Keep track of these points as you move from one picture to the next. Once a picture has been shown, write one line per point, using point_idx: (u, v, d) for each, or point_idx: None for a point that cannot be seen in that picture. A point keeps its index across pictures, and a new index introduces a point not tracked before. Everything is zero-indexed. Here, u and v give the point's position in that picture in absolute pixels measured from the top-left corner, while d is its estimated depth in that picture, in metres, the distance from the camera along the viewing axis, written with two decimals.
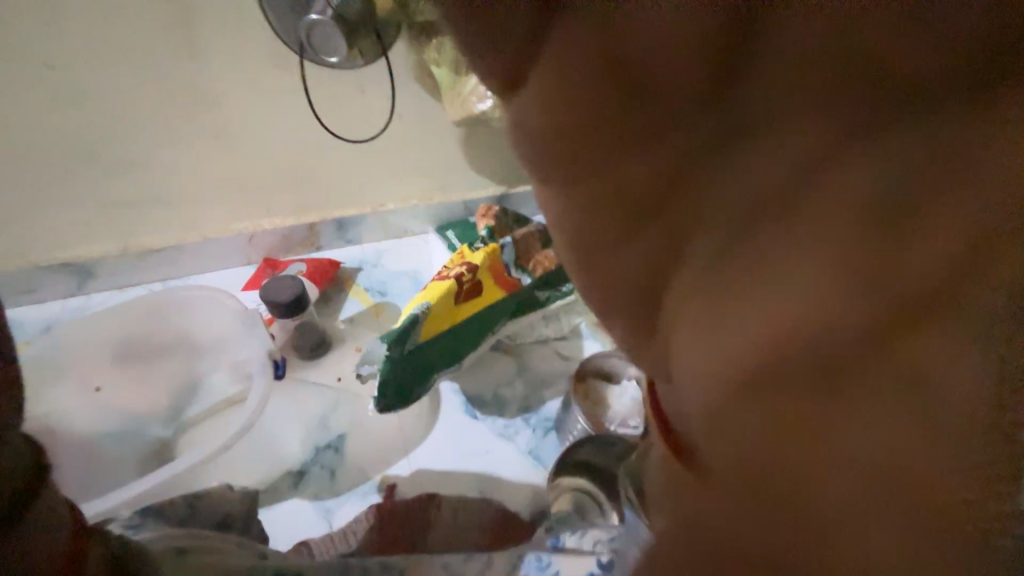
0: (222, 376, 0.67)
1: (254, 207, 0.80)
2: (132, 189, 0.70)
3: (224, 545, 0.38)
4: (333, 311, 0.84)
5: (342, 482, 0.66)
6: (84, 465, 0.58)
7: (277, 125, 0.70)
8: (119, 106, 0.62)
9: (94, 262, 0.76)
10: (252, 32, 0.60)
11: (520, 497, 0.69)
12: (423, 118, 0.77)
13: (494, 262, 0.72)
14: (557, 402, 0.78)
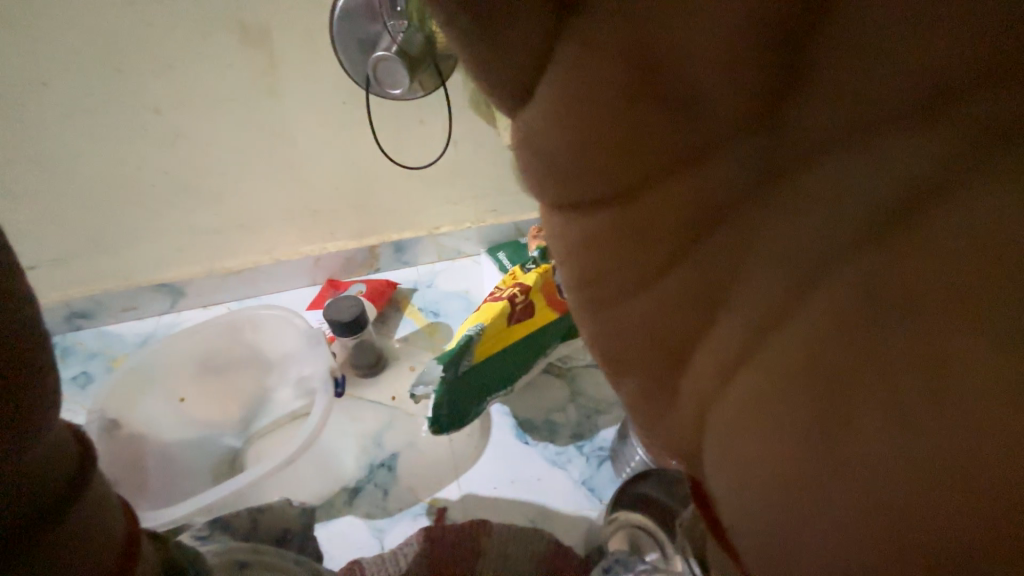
0: (286, 391, 0.71)
1: (320, 231, 0.85)
2: (218, 217, 0.78)
3: (283, 563, 0.38)
4: (389, 330, 0.86)
5: (394, 501, 0.66)
6: (165, 471, 0.62)
7: (345, 156, 0.75)
8: (212, 145, 0.69)
9: (184, 283, 0.84)
10: (325, 72, 0.65)
11: (572, 529, 0.66)
12: (477, 144, 0.80)
13: (549, 283, 0.70)
14: (612, 430, 0.74)
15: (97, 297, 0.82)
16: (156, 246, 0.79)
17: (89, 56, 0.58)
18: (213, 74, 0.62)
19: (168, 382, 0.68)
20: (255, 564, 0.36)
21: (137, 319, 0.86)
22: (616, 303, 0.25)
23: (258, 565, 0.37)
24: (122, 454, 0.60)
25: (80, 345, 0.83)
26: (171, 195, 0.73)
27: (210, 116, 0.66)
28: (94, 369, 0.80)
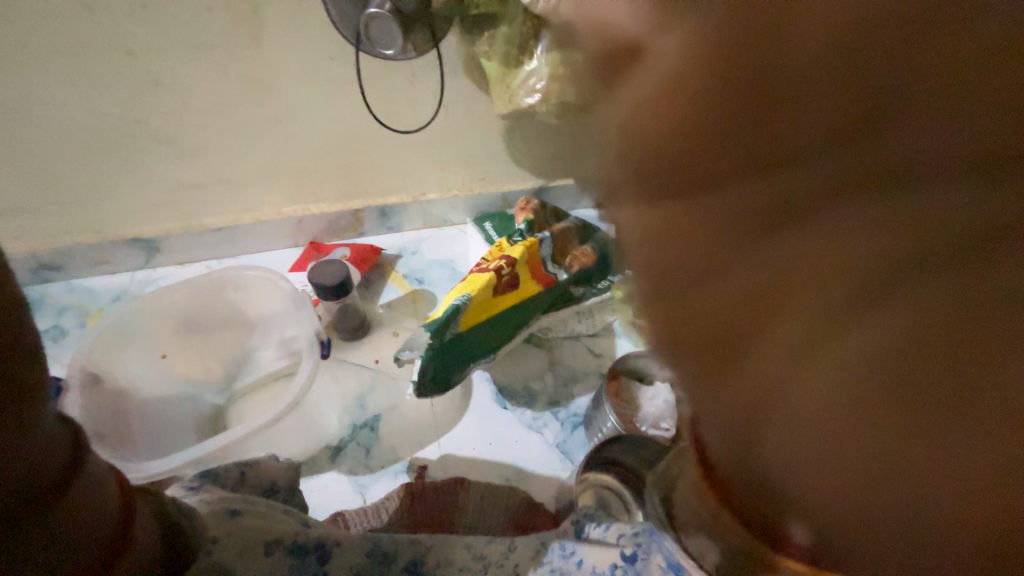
0: (269, 350, 0.72)
1: (303, 192, 0.83)
2: (196, 172, 0.75)
3: (270, 512, 0.40)
4: (373, 295, 0.87)
5: (376, 459, 0.69)
6: (151, 424, 0.63)
7: (332, 114, 0.73)
8: (189, 94, 0.65)
9: (160, 238, 0.82)
10: (312, 23, 0.62)
11: (545, 488, 0.70)
12: (468, 111, 0.78)
13: (532, 256, 0.73)
14: (587, 399, 0.78)
15: (66, 250, 0.79)
16: (129, 199, 0.76)
17: None
18: (191, 16, 0.58)
19: (150, 338, 0.67)
20: (246, 512, 0.38)
21: (110, 274, 0.84)
22: (675, 281, 0.17)
23: (249, 512, 0.38)
24: (106, 408, 0.59)
25: (51, 298, 0.81)
26: (146, 145, 0.70)
27: (188, 63, 0.62)
28: (67, 323, 0.79)
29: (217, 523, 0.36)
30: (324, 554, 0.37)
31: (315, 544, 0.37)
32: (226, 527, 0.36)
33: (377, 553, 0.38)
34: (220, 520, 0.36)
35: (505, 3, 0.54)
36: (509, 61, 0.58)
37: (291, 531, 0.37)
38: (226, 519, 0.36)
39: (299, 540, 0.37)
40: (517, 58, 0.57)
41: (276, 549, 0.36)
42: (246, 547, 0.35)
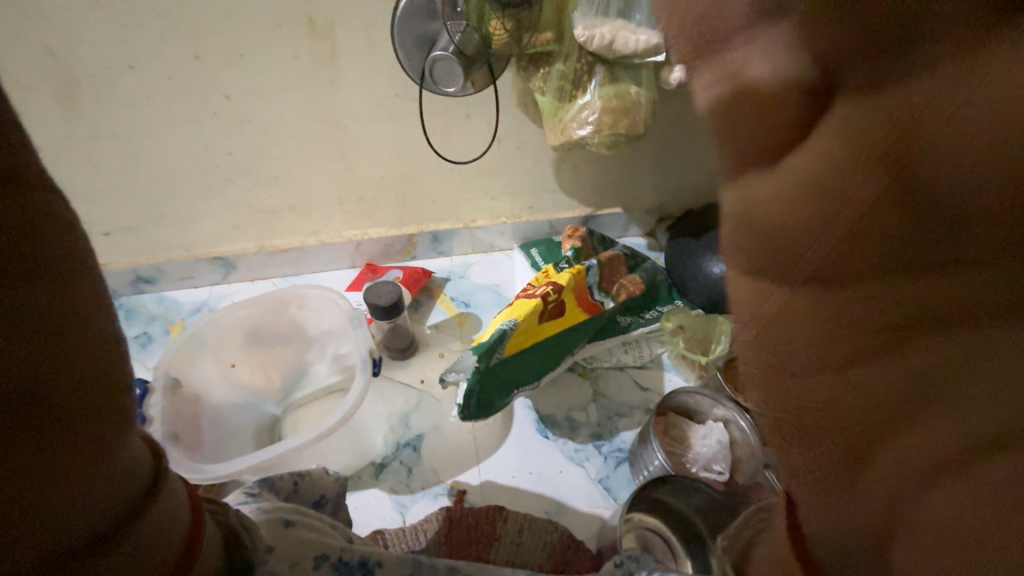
0: (324, 365, 0.77)
1: (363, 217, 0.89)
2: (272, 198, 0.83)
3: (321, 526, 0.41)
4: (421, 317, 0.90)
5: (417, 480, 0.70)
6: (217, 429, 0.67)
7: (394, 146, 0.79)
8: (272, 129, 0.73)
9: (237, 257, 0.90)
10: (383, 65, 0.68)
11: (588, 527, 0.67)
12: (520, 142, 0.81)
13: (579, 283, 0.73)
14: (632, 433, 0.76)
15: (158, 266, 0.88)
16: (214, 222, 0.84)
17: (171, 42, 0.61)
18: (280, 63, 0.66)
19: (221, 349, 0.72)
20: (300, 524, 0.38)
21: (193, 288, 0.93)
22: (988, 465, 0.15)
23: (302, 524, 0.39)
24: (181, 412, 0.63)
25: (143, 308, 0.91)
26: (233, 175, 0.78)
27: (275, 103, 0.70)
28: (154, 331, 0.88)
29: (272, 533, 0.37)
30: (366, 574, 0.37)
31: (360, 562, 0.38)
32: (281, 538, 0.36)
33: None
34: (277, 531, 0.37)
35: (561, 41, 0.57)
36: (562, 95, 0.60)
37: (338, 546, 0.38)
38: (281, 530, 0.37)
39: (345, 557, 0.38)
40: (570, 92, 0.60)
41: (324, 563, 0.37)
42: (297, 558, 0.36)
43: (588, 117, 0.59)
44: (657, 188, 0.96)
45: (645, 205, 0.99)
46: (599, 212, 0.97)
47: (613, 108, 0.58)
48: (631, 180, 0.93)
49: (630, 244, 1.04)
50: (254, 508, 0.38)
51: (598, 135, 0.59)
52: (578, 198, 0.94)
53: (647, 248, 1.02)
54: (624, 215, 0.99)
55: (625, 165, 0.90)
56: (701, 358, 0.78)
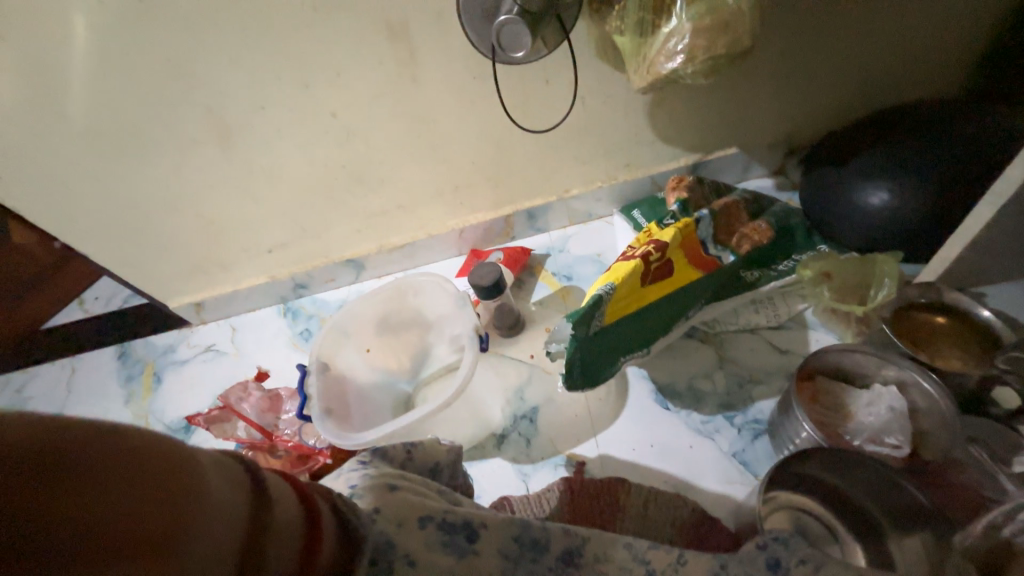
0: (443, 347, 0.84)
1: (462, 206, 0.94)
2: (383, 200, 0.92)
3: (423, 490, 0.44)
4: (526, 294, 0.91)
5: (536, 450, 0.71)
6: (364, 405, 0.78)
7: (478, 129, 0.80)
8: (373, 137, 0.80)
9: (364, 258, 1.03)
10: (458, 49, 0.69)
11: (722, 503, 0.61)
12: (606, 96, 0.76)
13: (688, 238, 0.65)
14: (770, 403, 0.67)
15: (308, 273, 1.05)
16: (343, 229, 0.97)
17: (287, 78, 0.71)
18: (371, 73, 0.71)
19: (360, 336, 0.82)
20: (403, 488, 0.42)
21: (335, 288, 1.10)
22: None
23: (405, 488, 0.43)
24: (333, 390, 0.75)
25: (303, 309, 1.10)
26: (350, 184, 0.88)
27: (372, 112, 0.76)
28: (313, 328, 1.06)
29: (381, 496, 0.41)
30: (472, 533, 0.41)
31: (464, 523, 0.41)
32: (387, 500, 0.40)
33: (525, 538, 0.41)
34: (382, 494, 0.41)
35: None
36: (644, 29, 0.54)
37: (441, 509, 0.41)
38: (389, 494, 0.41)
39: (448, 518, 0.41)
40: (653, 24, 0.53)
41: (429, 523, 0.40)
42: (404, 518, 0.40)
43: (676, 45, 0.51)
44: (780, 117, 0.82)
45: (767, 138, 0.86)
46: (710, 157, 0.87)
47: (707, 27, 0.49)
48: (744, 111, 0.81)
49: (754, 186, 0.92)
50: (361, 474, 0.44)
51: (692, 63, 0.51)
52: (681, 145, 0.85)
53: (776, 189, 0.90)
54: (743, 155, 0.87)
55: (734, 95, 0.78)
56: (860, 308, 0.66)
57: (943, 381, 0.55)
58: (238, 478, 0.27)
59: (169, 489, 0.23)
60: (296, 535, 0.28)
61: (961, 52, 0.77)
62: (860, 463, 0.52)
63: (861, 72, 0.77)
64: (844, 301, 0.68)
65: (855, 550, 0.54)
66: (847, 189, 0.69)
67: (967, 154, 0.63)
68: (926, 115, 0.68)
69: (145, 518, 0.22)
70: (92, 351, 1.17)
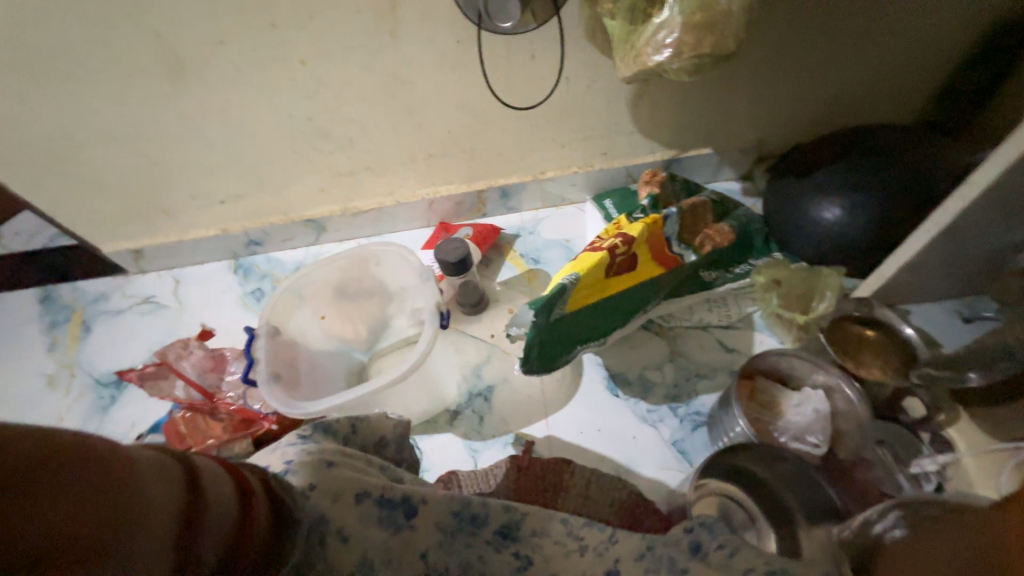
0: (402, 319, 0.83)
1: (434, 175, 0.91)
2: (350, 160, 0.87)
3: (362, 466, 0.44)
4: (492, 273, 0.91)
5: (488, 428, 0.73)
6: (314, 372, 0.76)
7: (457, 98, 0.77)
8: (344, 91, 0.75)
9: (326, 219, 0.98)
10: (442, 8, 0.65)
11: (658, 487, 0.65)
12: (591, 80, 0.75)
13: (655, 235, 0.66)
14: (712, 398, 0.71)
15: (263, 230, 0.99)
16: (305, 186, 0.92)
17: (249, 14, 0.64)
18: (345, 21, 0.66)
19: (315, 302, 0.79)
20: (340, 464, 0.42)
21: (293, 248, 1.05)
22: None
23: (342, 465, 0.42)
24: (282, 355, 0.72)
25: (255, 267, 1.04)
26: (315, 140, 0.83)
27: (343, 63, 0.71)
28: (266, 287, 1.01)
29: (316, 471, 0.40)
30: (410, 508, 0.41)
31: (402, 499, 0.41)
32: (324, 475, 0.40)
33: (465, 513, 0.42)
34: (318, 469, 0.40)
35: None
36: (635, 16, 0.53)
37: (379, 485, 0.41)
38: (324, 470, 0.40)
39: (386, 494, 0.41)
40: (644, 11, 0.52)
41: (365, 498, 0.40)
42: (339, 494, 0.40)
43: (665, 38, 0.51)
44: (755, 124, 0.85)
45: (740, 143, 0.88)
46: (684, 154, 0.88)
47: (697, 24, 0.49)
48: (722, 113, 0.82)
49: (722, 188, 0.95)
50: (298, 450, 0.43)
51: (678, 58, 0.51)
52: (658, 140, 0.86)
53: (741, 193, 0.94)
54: (715, 156, 0.89)
55: (715, 95, 0.78)
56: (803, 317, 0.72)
57: (862, 387, 0.61)
58: (169, 471, 0.25)
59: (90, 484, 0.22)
60: (235, 516, 0.28)
61: (926, 82, 0.81)
62: (782, 457, 0.57)
63: (835, 88, 0.80)
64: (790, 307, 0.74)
65: (771, 537, 0.58)
66: (805, 202, 0.72)
67: (915, 180, 0.67)
68: (886, 139, 0.71)
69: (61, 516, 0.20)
70: (9, 292, 1.06)
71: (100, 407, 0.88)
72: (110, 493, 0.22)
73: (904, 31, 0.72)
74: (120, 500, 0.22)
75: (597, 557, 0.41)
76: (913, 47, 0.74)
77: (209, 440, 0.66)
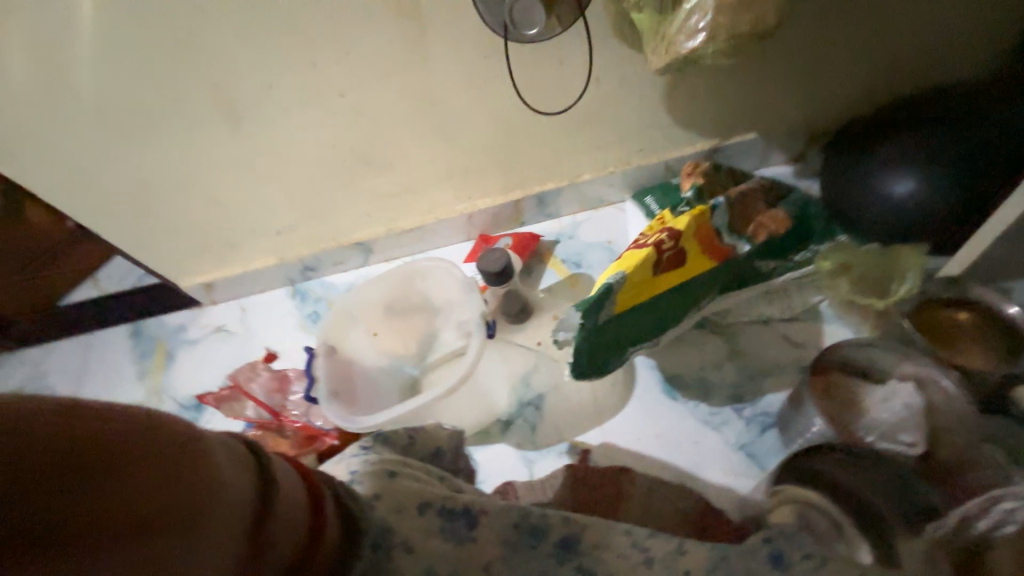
0: (449, 332, 0.84)
1: (471, 189, 0.93)
2: (391, 182, 0.91)
3: (422, 477, 0.45)
4: (534, 281, 0.91)
5: (541, 438, 0.72)
6: (369, 388, 0.78)
7: (489, 111, 0.78)
8: (381, 118, 0.79)
9: (372, 241, 1.03)
10: (469, 26, 0.67)
11: (726, 494, 0.61)
12: (622, 77, 0.73)
13: (703, 227, 0.63)
14: (780, 397, 0.66)
15: (316, 256, 1.05)
16: (351, 211, 0.96)
17: (293, 57, 0.69)
18: (380, 52, 0.69)
19: (367, 319, 0.83)
20: (402, 475, 0.43)
21: (344, 271, 1.10)
22: None
23: (404, 475, 0.43)
24: (339, 373, 0.75)
25: (311, 291, 1.10)
26: (358, 167, 0.87)
27: (380, 92, 0.75)
28: (321, 310, 1.07)
29: (379, 481, 0.42)
30: (472, 519, 0.41)
31: (463, 509, 0.41)
32: (386, 486, 0.41)
33: (525, 524, 0.41)
34: (381, 480, 0.42)
35: None
36: (664, 6, 0.51)
37: (440, 496, 0.42)
38: (386, 480, 0.42)
39: (448, 505, 0.41)
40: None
41: (427, 509, 0.41)
42: (401, 504, 0.41)
43: (699, 24, 0.49)
44: (804, 102, 0.80)
45: (788, 124, 0.83)
46: (727, 142, 0.84)
47: (732, 3, 0.47)
48: (765, 94, 0.77)
49: (772, 174, 0.89)
50: (362, 461, 0.45)
51: (714, 42, 0.49)
52: (698, 130, 0.83)
53: (794, 176, 0.88)
54: (762, 140, 0.84)
55: (757, 76, 0.74)
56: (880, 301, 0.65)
57: (962, 377, 0.55)
58: (243, 460, 0.25)
59: (157, 461, 0.21)
60: (302, 517, 0.27)
61: (1004, 34, 0.73)
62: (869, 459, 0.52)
63: (892, 54, 0.74)
64: (864, 292, 0.67)
65: None
66: (873, 176, 0.65)
67: (1001, 139, 0.60)
68: (959, 101, 0.64)
69: (129, 488, 0.19)
70: (106, 329, 1.19)
71: None
72: (189, 480, 0.21)
73: None
74: (197, 492, 0.21)
75: (667, 568, 0.39)
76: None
77: (279, 457, 0.70)
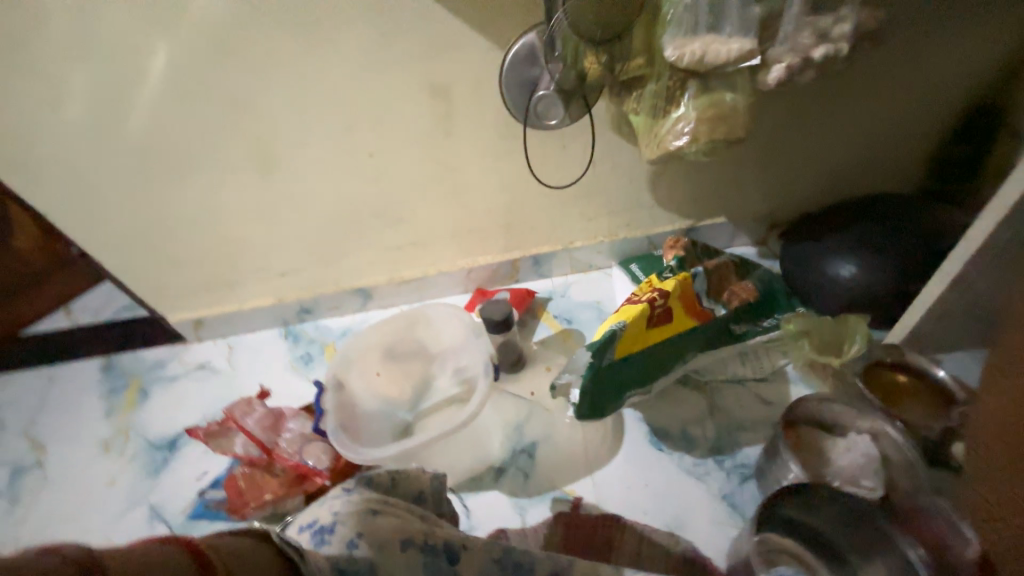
0: (444, 379, 0.86)
1: (474, 247, 1.01)
2: (401, 235, 0.98)
3: (405, 514, 0.47)
4: (528, 334, 0.97)
5: (534, 485, 0.73)
6: (367, 429, 0.77)
7: (499, 180, 0.89)
8: (403, 178, 0.88)
9: (373, 288, 1.07)
10: (492, 111, 0.79)
11: (716, 542, 0.64)
12: (615, 163, 0.87)
13: (688, 290, 0.71)
14: (756, 449, 0.71)
15: (316, 298, 1.08)
16: (358, 259, 1.02)
17: (335, 120, 0.79)
18: (411, 124, 0.80)
19: (368, 361, 0.84)
20: (384, 512, 0.45)
21: (340, 315, 1.13)
22: None
23: (386, 512, 0.46)
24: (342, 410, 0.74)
25: (304, 333, 1.12)
26: (373, 219, 0.94)
27: (406, 156, 0.84)
28: (313, 352, 1.08)
29: (361, 519, 0.44)
30: (453, 554, 0.43)
31: (444, 546, 0.43)
32: (369, 524, 0.44)
33: (507, 561, 0.44)
34: (363, 519, 0.44)
35: (652, 63, 0.60)
36: (656, 113, 0.63)
37: (422, 532, 0.44)
38: (369, 517, 0.44)
39: (429, 541, 0.43)
40: (664, 109, 0.62)
41: (410, 546, 0.43)
42: (384, 541, 0.42)
43: (684, 128, 0.61)
44: (764, 196, 0.95)
45: (751, 212, 0.98)
46: (700, 223, 0.98)
47: (710, 117, 0.60)
48: (732, 187, 0.92)
49: (739, 253, 1.03)
50: (343, 501, 0.47)
51: (695, 144, 0.61)
52: (676, 211, 0.96)
53: (758, 256, 1.01)
54: (730, 224, 0.98)
55: (725, 173, 0.89)
56: (836, 360, 0.73)
57: (904, 426, 0.63)
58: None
59: None
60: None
61: (915, 160, 0.93)
62: (831, 499, 0.58)
63: (831, 165, 0.91)
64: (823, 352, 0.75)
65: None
66: (828, 257, 0.78)
67: (922, 236, 0.74)
68: (885, 206, 0.80)
69: None
70: (75, 361, 1.13)
71: (151, 470, 0.91)
72: None
73: (879, 116, 0.84)
74: None
75: None
76: (892, 129, 0.87)
77: (266, 496, 0.70)
